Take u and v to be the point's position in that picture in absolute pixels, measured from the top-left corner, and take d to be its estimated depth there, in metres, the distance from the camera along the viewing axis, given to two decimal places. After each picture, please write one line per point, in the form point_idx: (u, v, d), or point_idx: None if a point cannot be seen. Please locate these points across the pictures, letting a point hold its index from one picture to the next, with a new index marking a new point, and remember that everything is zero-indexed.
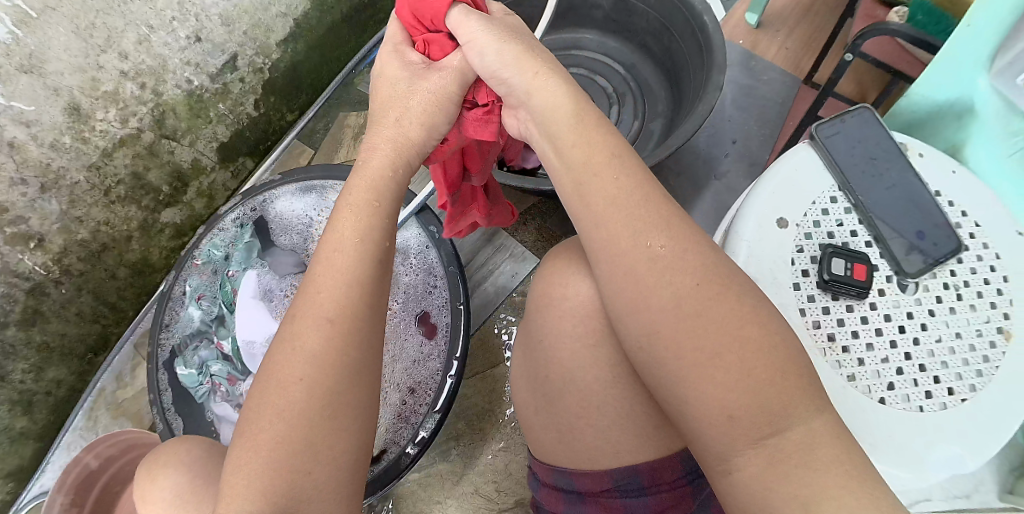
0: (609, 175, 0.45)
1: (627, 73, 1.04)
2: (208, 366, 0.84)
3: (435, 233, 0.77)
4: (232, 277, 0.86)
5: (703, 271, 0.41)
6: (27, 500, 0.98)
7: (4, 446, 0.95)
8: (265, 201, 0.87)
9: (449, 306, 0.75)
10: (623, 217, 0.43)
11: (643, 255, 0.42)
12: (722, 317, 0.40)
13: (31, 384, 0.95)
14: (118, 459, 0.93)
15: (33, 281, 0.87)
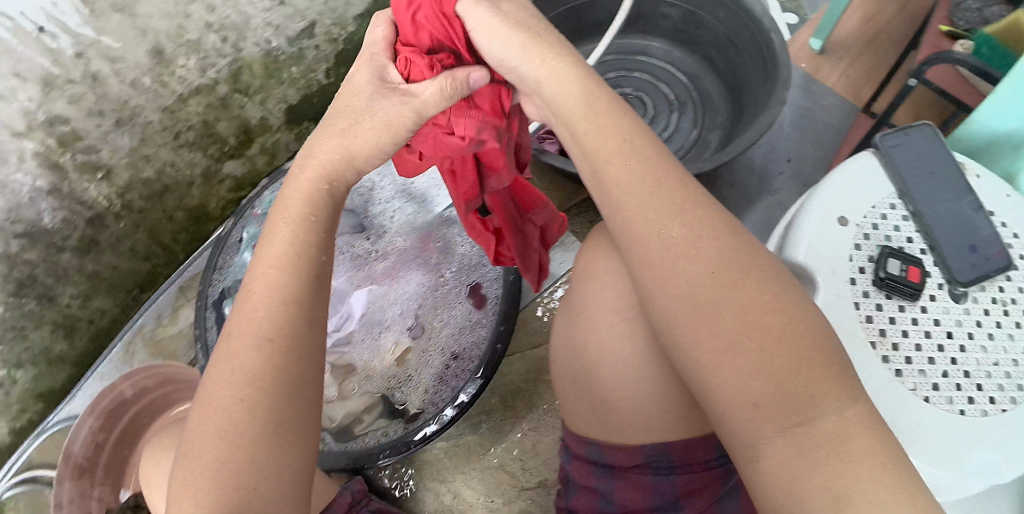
0: (616, 157, 0.47)
1: (690, 83, 1.08)
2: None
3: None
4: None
5: (719, 258, 0.42)
6: (53, 422, 1.02)
7: (40, 366, 1.00)
8: None
9: (500, 279, 0.79)
10: (633, 205, 0.45)
11: (657, 241, 0.43)
12: (737, 298, 0.41)
13: (77, 309, 0.99)
14: (153, 391, 0.96)
15: (95, 211, 0.92)
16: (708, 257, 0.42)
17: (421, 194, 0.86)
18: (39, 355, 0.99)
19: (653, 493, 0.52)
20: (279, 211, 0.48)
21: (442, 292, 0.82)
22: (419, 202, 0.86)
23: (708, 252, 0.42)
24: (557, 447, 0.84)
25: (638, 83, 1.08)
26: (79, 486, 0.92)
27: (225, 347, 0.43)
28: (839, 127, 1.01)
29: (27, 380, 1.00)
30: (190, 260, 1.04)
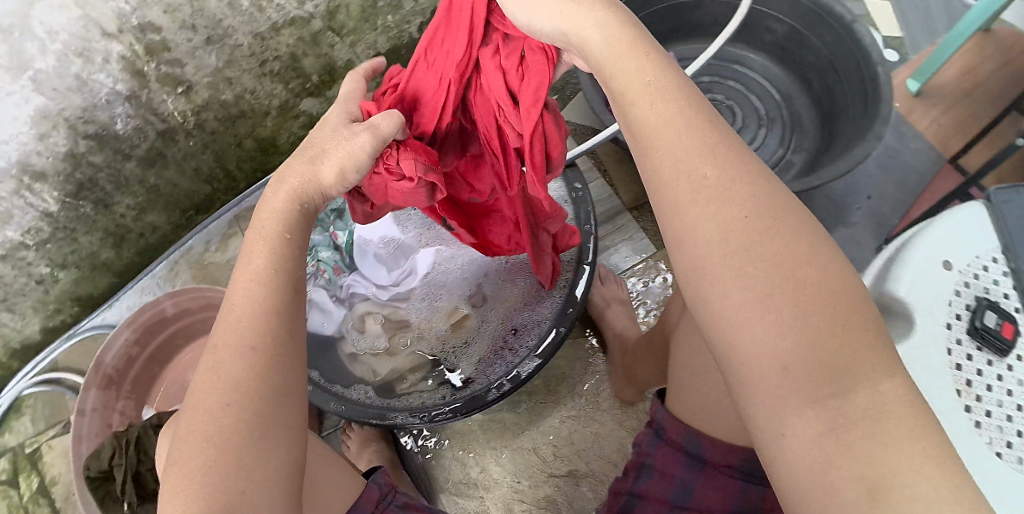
0: (650, 98, 0.41)
1: (780, 101, 1.13)
2: (317, 252, 0.82)
3: (577, 191, 0.79)
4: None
5: (756, 205, 0.37)
6: (86, 328, 1.06)
7: (84, 270, 1.00)
8: None
9: (571, 262, 0.77)
10: (667, 154, 0.40)
11: (686, 185, 0.39)
12: (768, 255, 0.37)
13: (130, 221, 0.98)
14: (193, 313, 0.95)
15: (167, 125, 0.89)
16: (737, 209, 0.38)
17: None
18: (86, 259, 0.99)
19: (734, 495, 0.54)
20: (252, 233, 0.47)
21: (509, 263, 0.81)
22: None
23: (742, 202, 0.38)
24: (593, 440, 0.83)
25: (731, 92, 1.13)
26: (104, 395, 0.90)
27: (209, 355, 0.42)
28: (922, 174, 1.02)
29: (68, 282, 1.00)
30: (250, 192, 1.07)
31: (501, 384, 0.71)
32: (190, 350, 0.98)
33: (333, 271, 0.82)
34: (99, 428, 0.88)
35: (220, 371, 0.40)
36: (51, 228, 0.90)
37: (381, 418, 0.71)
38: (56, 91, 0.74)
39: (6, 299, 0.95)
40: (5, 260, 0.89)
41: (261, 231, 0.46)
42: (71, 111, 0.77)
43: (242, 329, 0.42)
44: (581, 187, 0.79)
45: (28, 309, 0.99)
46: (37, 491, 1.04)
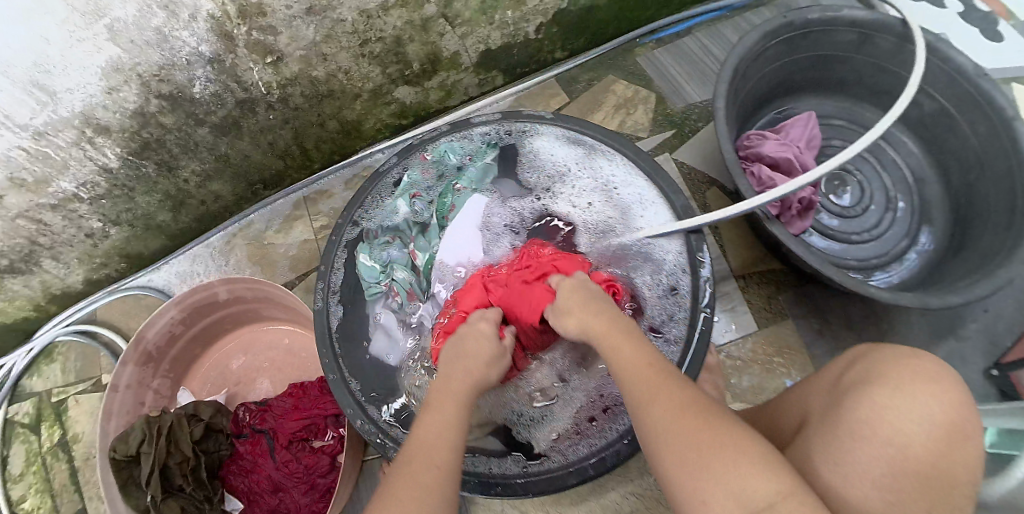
0: (620, 347, 0.53)
1: (912, 185, 1.01)
2: (393, 270, 0.78)
3: (700, 258, 0.70)
4: (457, 192, 0.81)
5: (685, 392, 0.47)
6: (131, 286, 1.03)
7: (139, 230, 0.95)
8: (525, 132, 0.81)
9: (681, 341, 0.67)
10: (626, 382, 0.51)
11: (633, 375, 0.50)
12: (682, 429, 0.43)
13: (192, 187, 0.91)
14: (242, 302, 0.88)
15: (249, 94, 0.80)
16: (660, 388, 0.48)
17: (623, 211, 0.78)
18: (140, 219, 0.93)
19: None
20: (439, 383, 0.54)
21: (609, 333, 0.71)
22: (618, 218, 0.78)
23: (675, 397, 0.46)
24: None
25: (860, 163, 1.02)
26: (141, 371, 0.85)
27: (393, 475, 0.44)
28: None
29: (119, 239, 0.95)
30: (330, 170, 0.99)
31: (581, 470, 0.63)
32: (234, 335, 0.94)
33: (406, 293, 0.77)
34: (131, 406, 0.84)
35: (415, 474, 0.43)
36: (109, 185, 0.83)
37: None
38: (134, 43, 0.65)
39: (53, 248, 0.90)
40: (56, 209, 0.82)
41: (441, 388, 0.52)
42: (148, 67, 0.69)
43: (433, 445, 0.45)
44: (707, 258, 0.70)
45: (74, 260, 0.94)
46: (57, 446, 1.00)
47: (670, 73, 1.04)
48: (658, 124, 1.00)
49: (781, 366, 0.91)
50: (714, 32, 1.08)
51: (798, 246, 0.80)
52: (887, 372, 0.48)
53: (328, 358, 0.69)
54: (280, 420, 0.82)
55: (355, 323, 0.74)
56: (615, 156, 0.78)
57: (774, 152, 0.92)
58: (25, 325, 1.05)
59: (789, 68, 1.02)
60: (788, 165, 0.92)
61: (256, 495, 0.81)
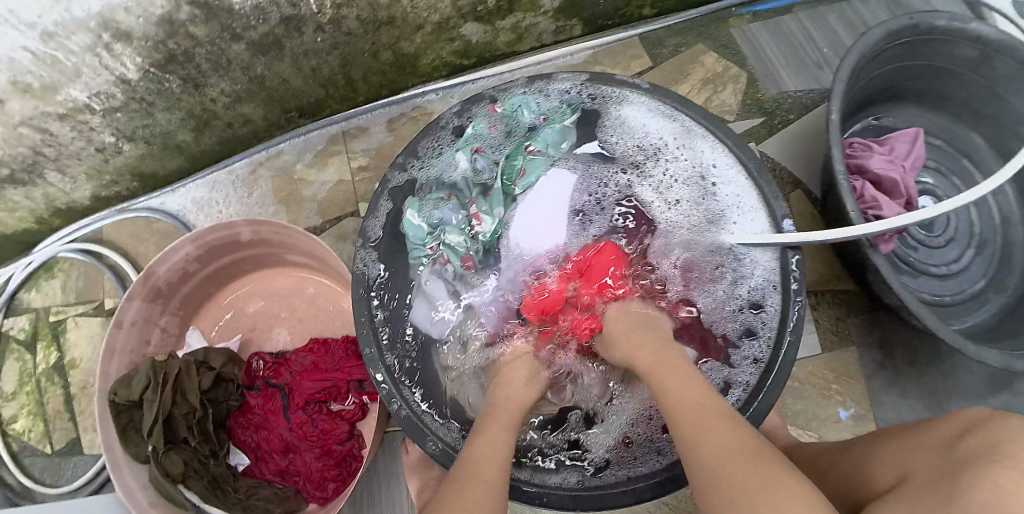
0: (669, 384, 0.53)
1: (997, 226, 0.92)
2: (445, 234, 0.74)
3: (793, 278, 0.63)
4: (529, 154, 0.77)
5: (737, 430, 0.45)
6: (138, 206, 0.94)
7: (156, 148, 0.86)
8: (611, 97, 0.72)
9: (759, 364, 0.63)
10: (679, 417, 0.49)
11: (687, 409, 0.49)
12: (725, 468, 0.42)
13: (220, 107, 0.82)
14: (263, 244, 0.80)
15: (296, 11, 0.68)
16: (712, 425, 0.46)
17: (713, 209, 0.72)
18: (158, 137, 0.84)
19: None
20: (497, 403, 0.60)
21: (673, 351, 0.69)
22: (706, 219, 0.73)
23: (724, 440, 0.44)
24: None
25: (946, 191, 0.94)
26: (148, 308, 0.78)
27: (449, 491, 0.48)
28: None
29: (133, 156, 0.87)
30: (374, 105, 0.88)
31: (636, 489, 0.59)
32: (252, 277, 0.86)
33: (460, 258, 0.75)
34: (134, 345, 0.78)
35: (477, 497, 0.46)
36: (125, 97, 0.75)
37: None
38: None
39: (58, 160, 0.82)
40: (64, 119, 0.75)
41: (495, 418, 0.57)
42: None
43: (492, 475, 0.49)
44: (799, 277, 0.63)
45: (81, 174, 0.87)
46: (53, 369, 0.94)
47: (767, 57, 1.00)
48: (748, 109, 0.97)
49: (836, 393, 0.90)
50: (820, 20, 1.02)
51: (881, 265, 0.76)
52: (1019, 453, 0.39)
53: (369, 338, 0.62)
54: (297, 378, 0.75)
55: (390, 286, 0.68)
56: (716, 143, 0.67)
57: (879, 168, 0.89)
58: (25, 237, 0.97)
59: (896, 74, 0.92)
60: (891, 184, 0.88)
61: (265, 453, 0.76)
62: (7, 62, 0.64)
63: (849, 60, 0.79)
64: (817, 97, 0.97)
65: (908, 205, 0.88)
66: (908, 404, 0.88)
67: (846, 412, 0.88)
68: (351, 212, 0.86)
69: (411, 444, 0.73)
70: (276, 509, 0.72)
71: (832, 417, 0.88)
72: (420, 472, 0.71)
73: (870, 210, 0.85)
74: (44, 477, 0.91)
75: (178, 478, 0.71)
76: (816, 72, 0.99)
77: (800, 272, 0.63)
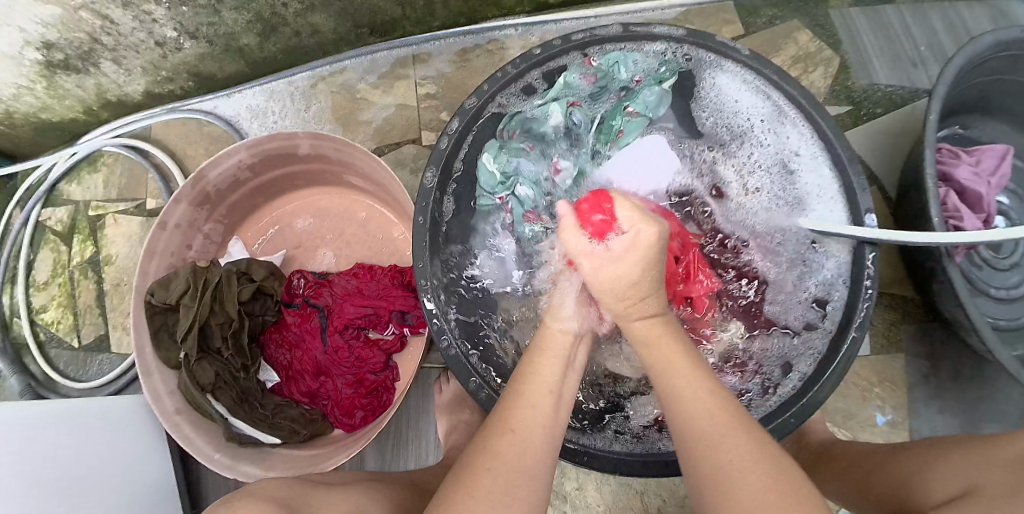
0: (677, 368, 0.43)
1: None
2: (517, 185, 0.67)
3: (866, 276, 0.57)
4: (627, 116, 0.70)
5: (731, 417, 0.39)
6: (188, 107, 0.91)
7: (218, 50, 0.83)
8: (708, 63, 0.65)
9: (817, 354, 0.59)
10: (684, 411, 0.40)
11: (678, 385, 0.42)
12: (742, 478, 0.36)
13: (291, 15, 0.77)
14: (323, 163, 0.76)
15: None
16: (720, 425, 0.39)
17: (793, 196, 0.65)
18: (222, 37, 0.81)
19: None
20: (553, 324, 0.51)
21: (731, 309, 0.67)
22: (785, 204, 0.66)
23: (745, 452, 0.37)
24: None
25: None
26: (194, 213, 0.75)
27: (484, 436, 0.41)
28: None
29: (192, 54, 0.83)
30: (450, 33, 0.85)
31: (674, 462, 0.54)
32: (301, 196, 0.83)
33: (525, 210, 0.68)
34: (176, 248, 0.76)
35: (514, 464, 0.39)
36: None
37: None
38: None
39: (115, 50, 0.79)
40: (127, 7, 0.72)
41: (546, 343, 0.48)
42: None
43: (527, 427, 0.41)
44: (873, 275, 0.57)
45: (137, 68, 0.84)
46: (88, 263, 0.93)
47: (863, 45, 0.92)
48: (835, 96, 0.91)
49: (876, 396, 0.80)
50: (923, 14, 0.93)
51: (952, 279, 0.66)
52: None
53: (424, 266, 0.59)
54: (340, 301, 0.72)
55: (459, 220, 0.65)
56: (805, 129, 0.61)
57: (966, 179, 0.78)
58: (72, 126, 0.95)
59: (999, 85, 0.82)
60: (974, 199, 0.78)
61: (296, 373, 0.74)
62: None
63: (954, 63, 0.69)
64: (909, 95, 0.90)
65: (986, 223, 0.78)
66: (944, 420, 0.78)
67: (883, 418, 0.79)
68: (412, 139, 0.85)
69: (446, 384, 0.70)
70: (302, 431, 0.71)
71: (867, 420, 0.80)
72: (452, 413, 0.68)
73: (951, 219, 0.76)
74: (68, 370, 0.90)
75: (207, 388, 0.69)
76: (912, 69, 0.91)
77: (875, 270, 0.56)
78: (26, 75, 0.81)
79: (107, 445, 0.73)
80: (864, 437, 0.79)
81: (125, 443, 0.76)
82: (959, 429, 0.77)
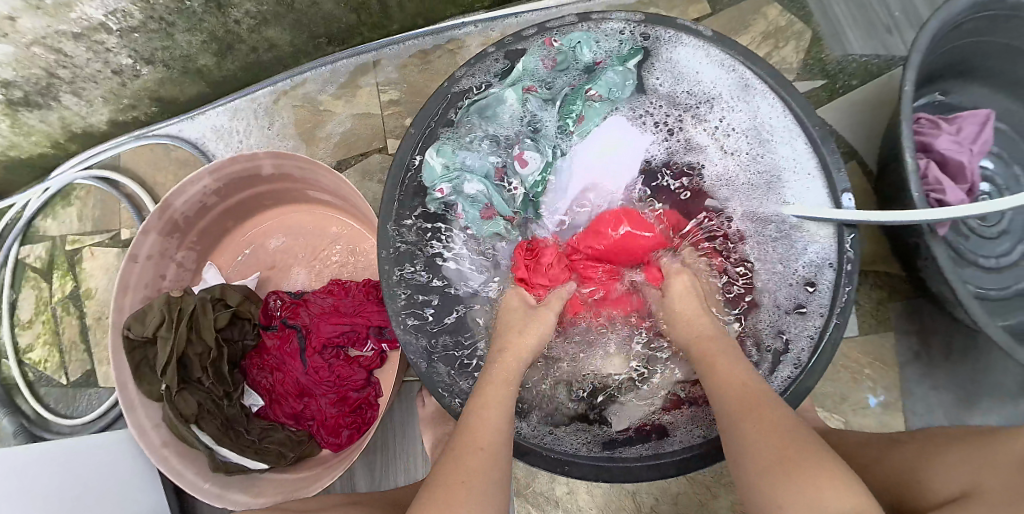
0: (719, 365, 0.48)
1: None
2: (463, 182, 0.65)
3: (847, 262, 0.56)
4: (588, 100, 0.66)
5: (763, 393, 0.43)
6: (152, 135, 0.89)
7: (176, 73, 0.81)
8: (668, 40, 0.62)
9: (811, 338, 0.57)
10: (721, 390, 0.45)
11: (717, 371, 0.47)
12: (767, 436, 0.39)
13: (244, 31, 0.76)
14: (286, 182, 0.75)
15: None
16: (762, 400, 0.42)
17: (772, 170, 0.62)
18: (178, 61, 0.79)
19: None
20: (513, 336, 0.54)
21: None
22: (762, 179, 0.63)
23: (775, 422, 0.40)
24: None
25: (1010, 182, 0.83)
26: (164, 242, 0.74)
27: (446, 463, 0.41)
28: None
29: (152, 80, 0.82)
30: (408, 35, 0.83)
31: (663, 465, 0.54)
32: (267, 218, 0.82)
33: (480, 209, 0.66)
34: (150, 279, 0.74)
35: (474, 473, 0.40)
36: (143, 15, 0.70)
37: None
38: None
39: (74, 83, 0.78)
40: (78, 38, 0.71)
41: (497, 374, 0.49)
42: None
43: (494, 444, 0.42)
44: (853, 258, 0.55)
45: (98, 99, 0.83)
46: (68, 298, 0.92)
47: (835, 15, 0.89)
48: (808, 70, 0.88)
49: (868, 377, 0.78)
50: None
51: (937, 256, 0.64)
52: None
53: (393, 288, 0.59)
54: (316, 321, 0.71)
55: (422, 227, 0.64)
56: (774, 101, 0.59)
57: (946, 149, 0.75)
58: (40, 162, 0.94)
59: (981, 46, 0.78)
60: (956, 169, 0.75)
61: (279, 395, 0.72)
62: None
63: (928, 28, 0.66)
64: (886, 61, 0.87)
65: (969, 193, 0.76)
66: (937, 396, 0.76)
67: (876, 399, 0.77)
68: (378, 147, 0.84)
69: (425, 398, 0.69)
70: (290, 454, 0.70)
71: (859, 403, 0.78)
72: (431, 429, 0.67)
73: (932, 193, 0.73)
74: (58, 408, 0.90)
75: (190, 418, 0.69)
76: (886, 35, 0.88)
77: (856, 253, 0.55)
78: None
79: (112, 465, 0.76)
80: (857, 419, 0.77)
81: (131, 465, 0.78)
82: (955, 404, 0.75)
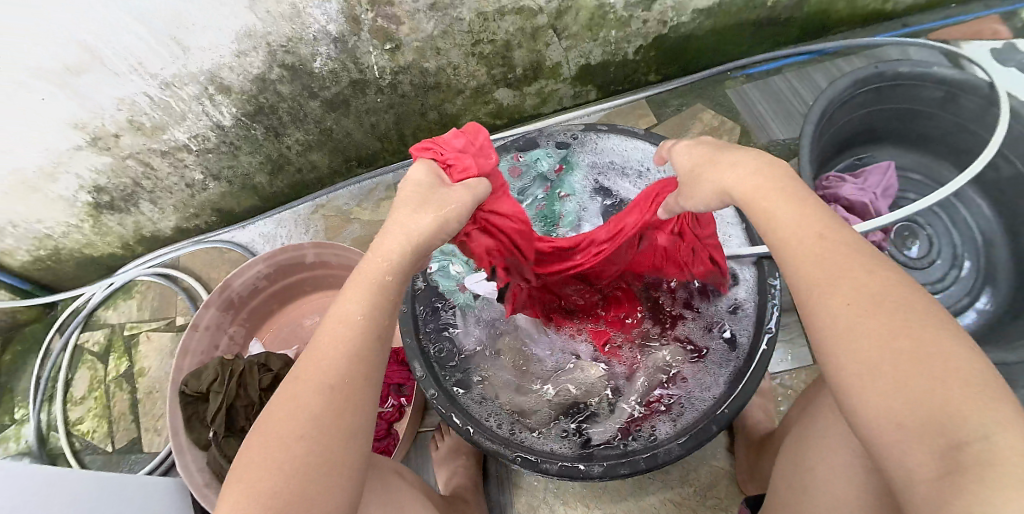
0: (789, 223, 0.44)
1: (979, 247, 1.01)
2: (450, 263, 0.84)
3: (772, 288, 0.73)
4: (562, 199, 0.90)
5: (838, 247, 0.42)
6: (212, 239, 1.11)
7: (235, 188, 1.03)
8: (601, 141, 0.86)
9: (741, 358, 0.72)
10: (793, 258, 0.43)
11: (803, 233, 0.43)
12: (855, 286, 0.39)
13: (294, 154, 1.00)
14: (327, 267, 0.94)
15: (363, 75, 0.88)
16: (889, 359, 0.35)
17: None
18: (239, 177, 1.01)
19: None
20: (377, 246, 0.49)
21: (664, 329, 0.81)
22: None
23: (860, 282, 0.39)
24: None
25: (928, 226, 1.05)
26: (221, 316, 0.91)
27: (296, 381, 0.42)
28: None
29: (216, 193, 1.03)
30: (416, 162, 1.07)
31: (633, 462, 0.66)
32: (313, 299, 1.00)
33: (455, 285, 0.84)
34: (206, 347, 0.90)
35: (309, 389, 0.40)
36: (217, 140, 0.92)
37: (496, 448, 0.68)
38: (270, 15, 0.73)
39: (153, 192, 0.99)
40: (165, 156, 0.92)
41: (365, 266, 0.47)
42: (276, 37, 0.77)
43: (339, 349, 0.42)
44: (778, 294, 0.73)
45: (170, 207, 1.03)
46: (122, 376, 1.07)
47: (758, 115, 1.16)
48: None
49: None
50: (801, 87, 1.17)
51: None
52: None
53: (414, 346, 0.75)
54: None
55: (432, 300, 0.80)
56: None
57: (851, 195, 0.97)
58: (109, 260, 1.12)
59: (879, 115, 1.02)
60: (861, 209, 0.96)
61: None
62: (129, 105, 0.81)
63: (816, 107, 0.90)
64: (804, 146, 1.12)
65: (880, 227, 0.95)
66: None
67: None
68: None
69: (441, 441, 0.86)
70: None
71: None
72: (448, 463, 0.82)
73: None
74: None
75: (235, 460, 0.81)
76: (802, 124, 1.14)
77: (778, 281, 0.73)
78: (77, 215, 0.98)
79: (149, 501, 0.85)
80: None
81: (164, 502, 0.89)
82: None
